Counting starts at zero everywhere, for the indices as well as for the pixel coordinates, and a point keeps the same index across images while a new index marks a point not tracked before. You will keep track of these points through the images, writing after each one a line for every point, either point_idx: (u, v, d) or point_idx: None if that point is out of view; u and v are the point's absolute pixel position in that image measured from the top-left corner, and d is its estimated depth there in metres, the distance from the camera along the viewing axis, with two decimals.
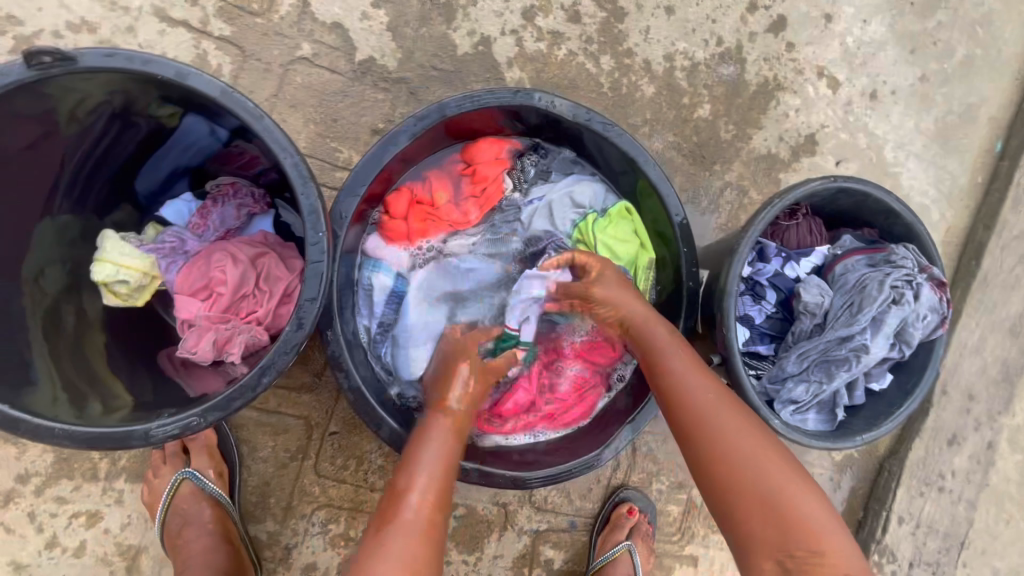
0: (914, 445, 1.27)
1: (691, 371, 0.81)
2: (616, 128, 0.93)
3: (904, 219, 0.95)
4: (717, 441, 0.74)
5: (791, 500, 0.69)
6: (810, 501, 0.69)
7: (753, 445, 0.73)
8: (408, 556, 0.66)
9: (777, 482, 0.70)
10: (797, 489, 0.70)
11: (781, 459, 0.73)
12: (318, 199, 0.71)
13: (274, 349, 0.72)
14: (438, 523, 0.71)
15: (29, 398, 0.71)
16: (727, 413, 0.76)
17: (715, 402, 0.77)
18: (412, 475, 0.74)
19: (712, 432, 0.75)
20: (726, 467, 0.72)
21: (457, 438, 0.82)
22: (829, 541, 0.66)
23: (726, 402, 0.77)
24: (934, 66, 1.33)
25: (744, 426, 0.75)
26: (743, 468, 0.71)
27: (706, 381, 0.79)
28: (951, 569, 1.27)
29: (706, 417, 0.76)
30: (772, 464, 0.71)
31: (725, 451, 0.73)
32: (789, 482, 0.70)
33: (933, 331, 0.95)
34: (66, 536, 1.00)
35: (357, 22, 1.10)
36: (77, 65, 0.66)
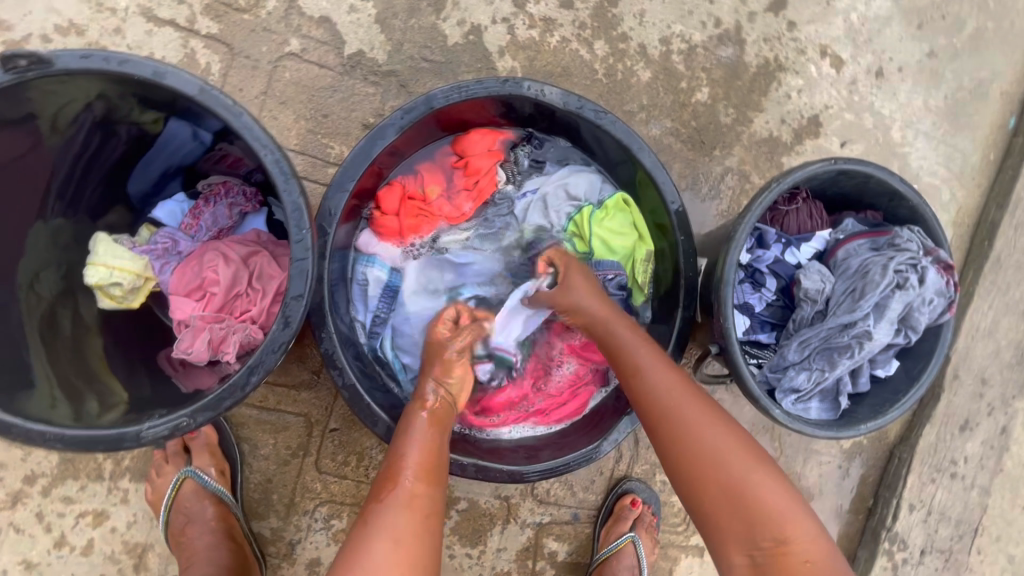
0: (925, 431, 1.24)
1: (660, 366, 0.78)
2: (609, 115, 0.91)
3: (909, 201, 0.92)
4: (687, 437, 0.72)
5: (760, 495, 0.68)
6: (780, 493, 0.68)
7: (725, 440, 0.71)
8: (400, 534, 0.65)
9: (748, 476, 0.69)
10: (768, 484, 0.69)
11: (752, 452, 0.72)
12: (301, 196, 0.71)
13: (262, 348, 0.72)
14: (434, 502, 0.70)
15: (24, 401, 0.71)
16: (698, 408, 0.74)
17: (687, 396, 0.75)
18: (400, 460, 0.73)
19: (684, 429, 0.73)
20: (695, 464, 0.71)
21: (439, 430, 0.79)
22: (800, 533, 0.66)
23: (695, 396, 0.76)
24: (943, 41, 1.28)
25: (714, 419, 0.73)
26: (715, 463, 0.70)
27: (678, 377, 0.77)
28: (965, 556, 1.24)
29: (676, 412, 0.74)
30: (743, 459, 0.70)
31: (696, 448, 0.71)
32: (760, 476, 0.69)
33: (940, 315, 0.92)
34: (74, 534, 1.02)
35: (345, 15, 1.09)
36: (53, 67, 0.66)
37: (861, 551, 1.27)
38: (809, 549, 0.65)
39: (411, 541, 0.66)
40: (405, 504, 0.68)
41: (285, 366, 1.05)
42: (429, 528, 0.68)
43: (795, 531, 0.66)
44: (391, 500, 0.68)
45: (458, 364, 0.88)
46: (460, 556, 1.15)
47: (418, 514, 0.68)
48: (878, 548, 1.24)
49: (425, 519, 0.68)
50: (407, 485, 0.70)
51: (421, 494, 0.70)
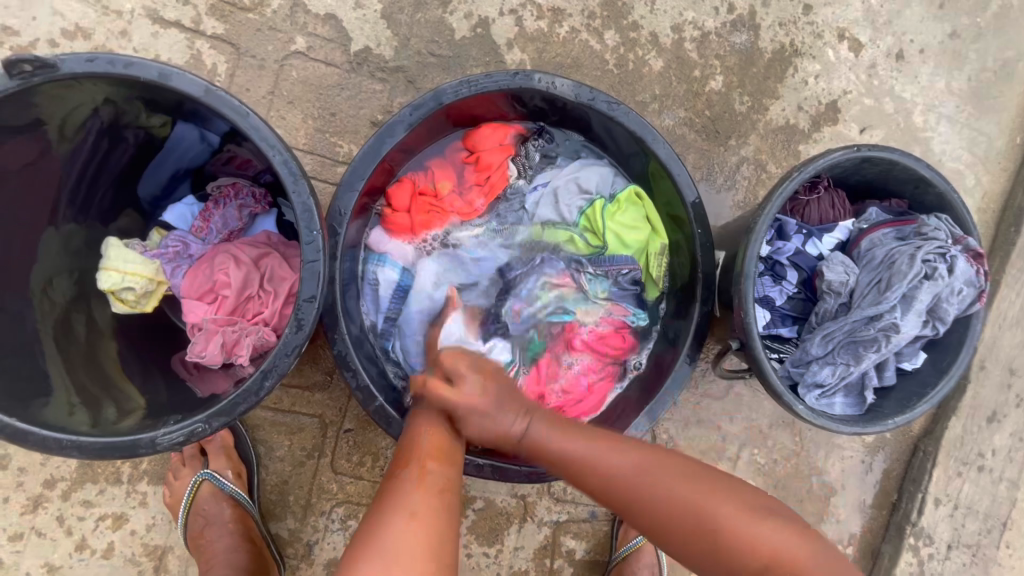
0: (951, 424, 1.21)
1: (568, 436, 0.73)
2: (622, 106, 0.89)
3: (937, 187, 0.88)
4: (636, 498, 0.68)
5: (739, 531, 0.64)
6: (757, 522, 0.65)
7: (679, 488, 0.68)
8: (417, 508, 0.63)
9: (719, 517, 0.65)
10: (739, 516, 0.65)
11: (711, 486, 0.68)
12: (311, 197, 0.70)
13: (275, 352, 0.71)
14: (448, 478, 0.68)
15: (41, 409, 0.71)
16: (639, 467, 0.69)
17: (621, 460, 0.70)
18: (414, 441, 0.72)
19: (632, 497, 0.68)
20: (656, 524, 0.67)
21: (453, 407, 0.80)
22: (794, 553, 0.63)
23: (594, 454, 0.71)
24: (966, 21, 1.24)
25: (622, 468, 0.69)
26: (679, 517, 0.66)
27: (607, 444, 0.72)
28: (994, 551, 1.21)
29: (613, 477, 0.69)
30: (705, 498, 0.67)
31: (650, 504, 0.67)
32: (730, 510, 0.66)
33: (970, 306, 0.89)
34: (94, 537, 1.02)
35: (350, 11, 1.07)
36: (58, 72, 0.65)
37: (885, 546, 1.24)
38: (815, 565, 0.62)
39: (428, 516, 0.63)
40: (417, 481, 0.66)
41: (298, 367, 1.05)
42: (447, 501, 0.66)
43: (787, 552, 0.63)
44: (405, 479, 0.67)
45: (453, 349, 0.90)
46: (477, 555, 1.14)
47: (434, 489, 0.66)
48: (902, 544, 1.21)
49: (441, 493, 0.66)
50: (419, 463, 0.69)
51: (434, 471, 0.68)
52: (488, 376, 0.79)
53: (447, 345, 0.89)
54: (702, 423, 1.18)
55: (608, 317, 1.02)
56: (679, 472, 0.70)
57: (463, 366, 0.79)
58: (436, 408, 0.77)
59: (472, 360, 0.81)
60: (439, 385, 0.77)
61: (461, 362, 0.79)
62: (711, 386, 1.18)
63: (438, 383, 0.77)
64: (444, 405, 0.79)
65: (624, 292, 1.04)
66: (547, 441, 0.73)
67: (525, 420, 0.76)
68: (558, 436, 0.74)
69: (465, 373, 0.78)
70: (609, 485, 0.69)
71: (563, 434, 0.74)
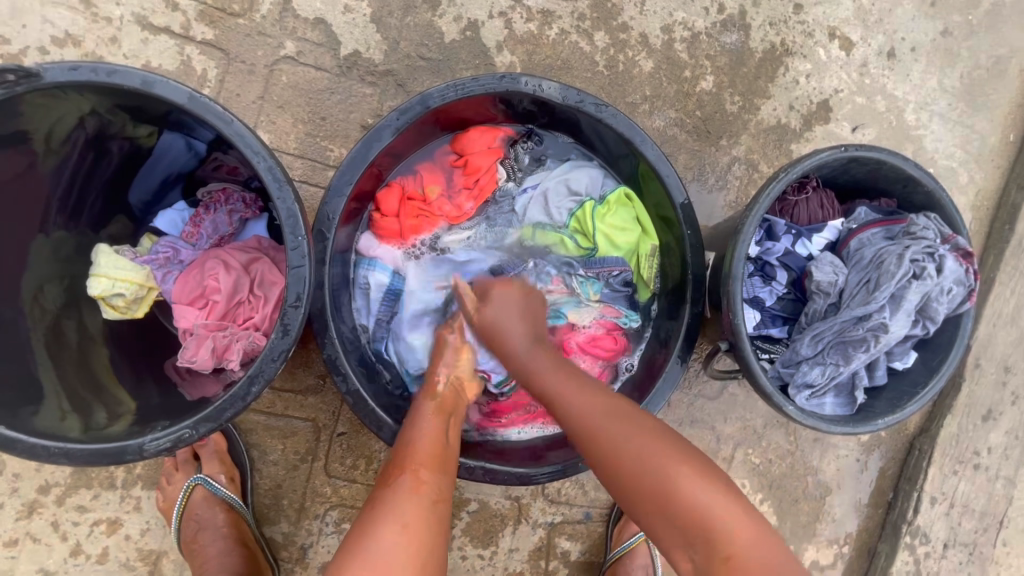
0: (946, 422, 1.20)
1: (568, 381, 0.75)
2: (610, 108, 0.89)
3: (926, 186, 0.88)
4: (601, 436, 0.68)
5: (688, 494, 0.61)
6: (715, 491, 0.62)
7: (639, 443, 0.66)
8: (410, 518, 0.63)
9: (673, 475, 0.63)
10: (695, 482, 0.62)
11: (685, 451, 0.66)
12: (295, 203, 0.70)
13: (261, 358, 0.71)
14: (443, 489, 0.69)
15: (31, 416, 0.72)
16: (611, 416, 0.70)
17: (601, 406, 0.71)
18: (411, 448, 0.72)
19: (602, 443, 0.68)
20: (608, 454, 0.67)
21: (445, 417, 0.80)
22: (736, 529, 0.59)
23: (604, 407, 0.71)
24: (958, 18, 1.23)
25: (614, 427, 0.68)
26: (634, 469, 0.65)
27: (596, 392, 0.73)
28: (990, 549, 1.21)
29: (594, 426, 0.69)
30: (668, 458, 0.64)
31: (614, 450, 0.67)
32: (690, 474, 0.63)
33: (960, 305, 0.89)
34: (89, 543, 1.03)
35: (340, 16, 1.08)
36: (42, 81, 0.65)
37: (881, 545, 1.24)
38: (750, 548, 0.58)
39: (419, 525, 0.63)
40: (412, 490, 0.66)
41: (290, 371, 1.05)
42: (439, 511, 0.66)
43: (729, 529, 0.59)
44: (400, 486, 0.67)
45: (453, 350, 0.91)
46: (472, 557, 1.14)
47: (428, 500, 0.66)
48: (898, 542, 1.21)
49: (435, 504, 0.67)
50: (415, 471, 0.69)
51: (427, 480, 0.68)
52: (528, 306, 0.89)
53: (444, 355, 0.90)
54: (696, 424, 1.18)
55: (602, 319, 1.03)
56: (657, 429, 0.69)
57: (498, 308, 0.87)
58: (438, 413, 0.80)
59: (517, 289, 0.91)
60: (490, 317, 0.87)
61: (496, 292, 0.89)
62: (705, 387, 1.18)
63: (488, 319, 0.86)
64: (449, 411, 0.82)
65: (616, 294, 1.04)
66: (553, 386, 0.75)
67: (535, 359, 0.80)
68: (559, 378, 0.76)
69: (493, 314, 0.87)
70: (587, 431, 0.69)
71: (565, 377, 0.76)
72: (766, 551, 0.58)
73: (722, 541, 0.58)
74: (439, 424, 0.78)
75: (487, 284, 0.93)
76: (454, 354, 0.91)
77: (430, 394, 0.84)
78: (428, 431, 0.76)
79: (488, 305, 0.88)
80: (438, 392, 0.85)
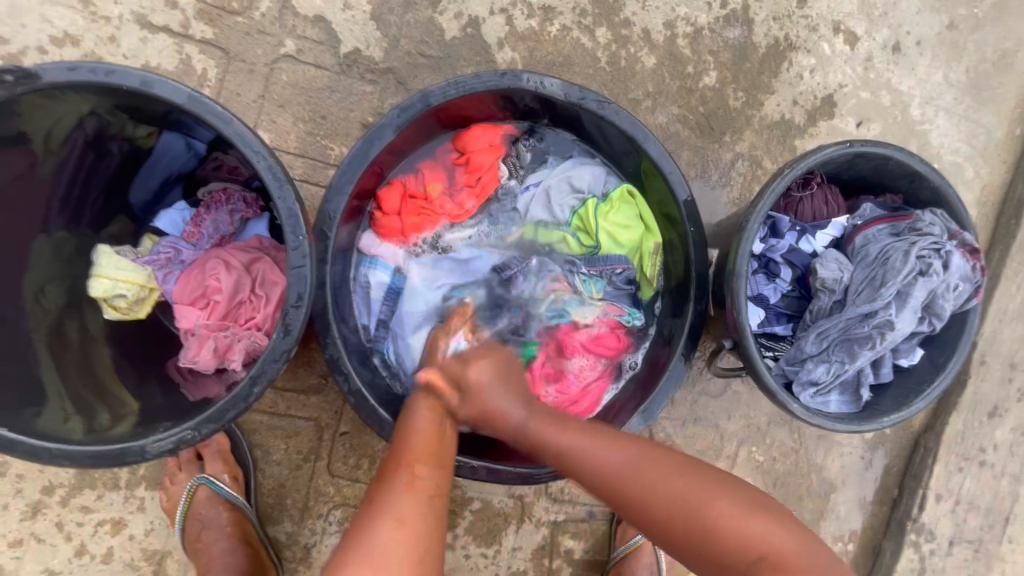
0: (951, 419, 1.20)
1: (566, 431, 0.76)
2: (612, 105, 0.88)
3: (932, 181, 0.87)
4: (638, 497, 0.67)
5: (737, 530, 0.62)
6: (756, 520, 0.63)
7: (678, 483, 0.67)
8: (404, 513, 0.64)
9: (712, 514, 0.64)
10: (734, 512, 0.64)
11: (715, 482, 0.67)
12: (296, 202, 0.70)
13: (263, 358, 0.71)
14: (438, 484, 0.69)
15: (34, 418, 0.72)
16: (641, 467, 0.69)
17: (625, 454, 0.71)
18: (406, 444, 0.72)
19: (632, 494, 0.68)
20: (650, 516, 0.66)
21: (444, 413, 0.79)
22: (783, 549, 0.61)
23: (635, 460, 0.70)
24: (964, 12, 1.22)
25: (655, 473, 0.68)
26: (672, 513, 0.65)
27: (602, 436, 0.74)
28: (996, 546, 1.20)
29: (610, 477, 0.70)
30: (703, 492, 0.66)
31: (650, 498, 0.66)
32: (726, 507, 0.64)
33: (966, 302, 0.88)
34: (93, 543, 1.03)
35: (340, 13, 1.07)
36: (40, 82, 0.65)
37: (887, 543, 1.23)
38: (801, 562, 0.60)
39: (415, 520, 0.64)
40: (405, 486, 0.67)
41: (292, 371, 1.05)
42: (434, 506, 0.66)
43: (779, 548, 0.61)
44: (395, 483, 0.67)
45: (449, 347, 0.89)
46: (475, 556, 1.14)
47: (421, 495, 0.66)
48: (904, 540, 1.21)
49: (429, 498, 0.67)
50: (410, 467, 0.69)
51: (423, 475, 0.68)
52: (502, 368, 0.84)
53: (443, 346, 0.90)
54: (699, 422, 1.18)
55: (605, 317, 1.02)
56: (682, 464, 0.70)
57: (479, 376, 0.81)
58: (434, 411, 0.77)
59: (490, 365, 0.83)
60: (473, 402, 0.80)
61: (477, 366, 0.83)
62: (709, 384, 1.17)
63: (474, 391, 0.80)
64: (443, 408, 0.79)
65: (619, 293, 1.04)
66: (558, 444, 0.74)
67: (530, 419, 0.79)
68: (566, 436, 0.75)
69: (482, 377, 0.81)
70: (610, 485, 0.69)
71: (552, 427, 0.77)
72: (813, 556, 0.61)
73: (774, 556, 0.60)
74: (433, 421, 0.76)
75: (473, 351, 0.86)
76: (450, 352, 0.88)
77: (426, 391, 0.80)
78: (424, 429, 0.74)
79: (472, 369, 0.82)
80: (430, 385, 0.80)
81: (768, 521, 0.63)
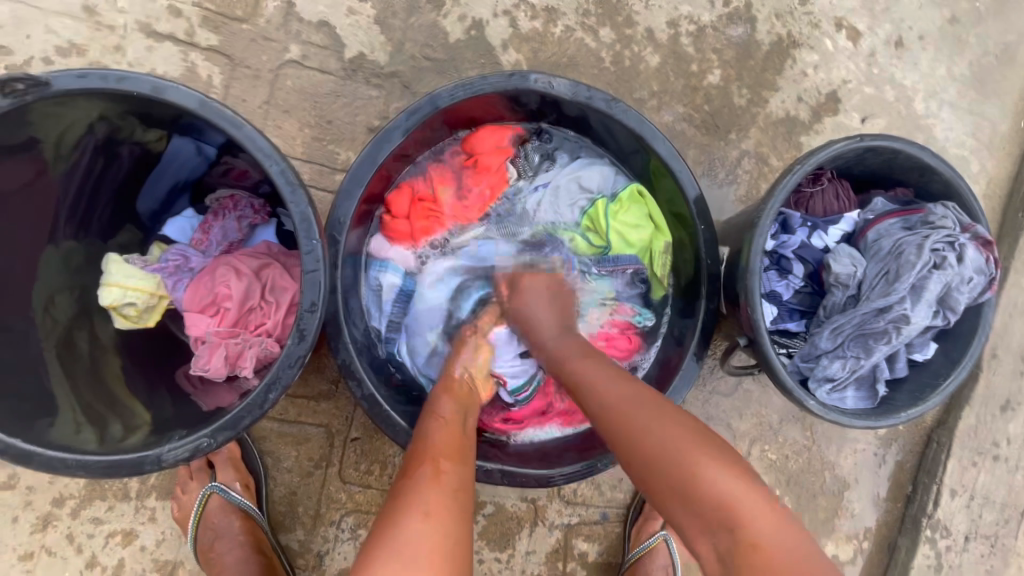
0: (964, 414, 1.19)
1: (593, 368, 0.76)
2: (620, 103, 0.88)
3: (942, 174, 0.87)
4: (628, 439, 0.66)
5: (709, 482, 0.59)
6: (742, 488, 0.58)
7: (671, 435, 0.64)
8: (430, 506, 0.62)
9: (700, 469, 0.60)
10: (717, 472, 0.60)
11: (706, 441, 0.63)
12: (309, 206, 0.69)
13: (278, 364, 0.71)
14: (464, 479, 0.67)
15: (46, 430, 0.71)
16: (634, 403, 0.69)
17: (631, 392, 0.71)
18: (429, 442, 0.71)
19: (620, 433, 0.68)
20: (624, 442, 0.66)
21: (460, 413, 0.79)
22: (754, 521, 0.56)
23: (643, 401, 0.69)
24: (965, 5, 1.22)
25: (651, 418, 0.66)
26: (664, 457, 0.62)
27: (624, 379, 0.73)
28: (1011, 540, 1.19)
29: (597, 408, 0.71)
30: (686, 443, 0.63)
31: (638, 435, 0.65)
32: (710, 462, 0.61)
33: (980, 294, 0.88)
34: (104, 554, 1.02)
35: (344, 18, 1.07)
36: (51, 89, 0.65)
37: (902, 540, 1.22)
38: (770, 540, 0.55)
39: (443, 512, 0.62)
40: (431, 479, 0.65)
41: (302, 378, 1.04)
42: (460, 500, 0.65)
43: (748, 519, 0.56)
44: (421, 477, 0.66)
45: (473, 345, 0.93)
46: (488, 560, 1.13)
47: (447, 488, 0.65)
48: (919, 536, 1.20)
49: (456, 492, 0.65)
50: (435, 462, 0.68)
51: (448, 470, 0.67)
52: (556, 291, 0.93)
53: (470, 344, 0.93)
54: (710, 421, 1.17)
55: (614, 318, 1.03)
56: (675, 419, 0.66)
57: (525, 300, 0.91)
58: (456, 408, 0.80)
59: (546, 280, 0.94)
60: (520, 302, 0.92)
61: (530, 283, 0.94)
62: (720, 383, 1.17)
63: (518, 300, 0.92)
64: (462, 403, 0.82)
65: (630, 292, 1.04)
66: (592, 380, 0.74)
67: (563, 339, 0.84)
68: (594, 369, 0.76)
69: (534, 285, 0.93)
70: (621, 417, 0.68)
71: (587, 364, 0.78)
72: (784, 536, 0.55)
73: (743, 527, 0.56)
74: (457, 416, 0.78)
75: (514, 273, 0.97)
76: (472, 351, 0.92)
77: (444, 390, 0.83)
78: (437, 426, 0.74)
79: (528, 280, 0.94)
80: (454, 386, 0.85)
81: (751, 489, 0.58)
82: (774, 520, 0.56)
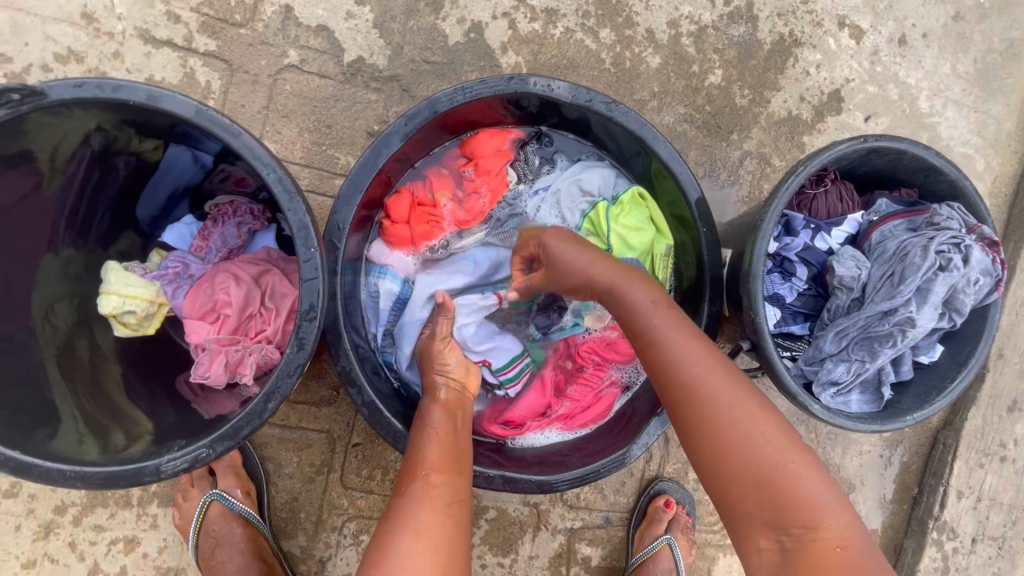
0: (970, 416, 1.18)
1: (675, 331, 0.68)
2: (621, 106, 0.87)
3: (948, 174, 0.86)
4: (715, 427, 0.62)
5: (792, 481, 0.59)
6: (823, 487, 0.59)
7: (753, 420, 0.62)
8: (422, 525, 0.63)
9: (783, 462, 0.59)
10: (801, 469, 0.59)
11: (788, 434, 0.62)
12: (306, 214, 0.69)
13: (277, 373, 0.70)
14: (458, 490, 0.68)
15: (46, 441, 0.70)
16: (724, 376, 0.65)
17: (712, 365, 0.65)
18: (421, 453, 0.71)
19: (705, 405, 0.63)
20: (699, 425, 0.63)
21: (454, 422, 0.79)
22: (829, 514, 0.58)
23: (724, 375, 0.65)
24: (969, 2, 1.21)
25: (738, 398, 0.63)
26: (749, 446, 0.60)
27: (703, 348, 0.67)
28: (1019, 542, 1.18)
29: (694, 373, 0.65)
30: (771, 438, 0.61)
31: (720, 414, 0.62)
32: (795, 460, 0.60)
33: (987, 296, 0.87)
34: (106, 561, 1.02)
35: (342, 22, 1.07)
36: (46, 100, 0.64)
37: (908, 542, 1.21)
38: (840, 532, 0.57)
39: (435, 530, 0.63)
40: (424, 496, 0.66)
41: (303, 384, 1.04)
42: (454, 514, 0.65)
43: (823, 516, 0.58)
44: (412, 493, 0.66)
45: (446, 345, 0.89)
46: (492, 564, 1.12)
47: (441, 503, 0.65)
48: (926, 539, 1.19)
49: (450, 506, 0.66)
50: (426, 476, 0.68)
51: (440, 484, 0.67)
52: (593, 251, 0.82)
53: (441, 348, 0.89)
54: None
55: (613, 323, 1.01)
56: (757, 403, 0.64)
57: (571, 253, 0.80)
58: (447, 415, 0.80)
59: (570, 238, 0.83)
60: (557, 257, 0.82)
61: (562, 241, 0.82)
62: None
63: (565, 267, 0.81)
64: (455, 413, 0.81)
65: None
66: (668, 350, 0.67)
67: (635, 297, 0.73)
68: (676, 338, 0.68)
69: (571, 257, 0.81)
70: (697, 391, 0.64)
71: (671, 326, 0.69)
72: (853, 532, 0.58)
73: (818, 522, 0.57)
74: (449, 424, 0.78)
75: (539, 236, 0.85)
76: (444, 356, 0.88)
77: (435, 399, 0.83)
78: (432, 438, 0.74)
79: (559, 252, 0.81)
80: (444, 395, 0.84)
81: (826, 489, 0.59)
82: (845, 522, 0.58)
